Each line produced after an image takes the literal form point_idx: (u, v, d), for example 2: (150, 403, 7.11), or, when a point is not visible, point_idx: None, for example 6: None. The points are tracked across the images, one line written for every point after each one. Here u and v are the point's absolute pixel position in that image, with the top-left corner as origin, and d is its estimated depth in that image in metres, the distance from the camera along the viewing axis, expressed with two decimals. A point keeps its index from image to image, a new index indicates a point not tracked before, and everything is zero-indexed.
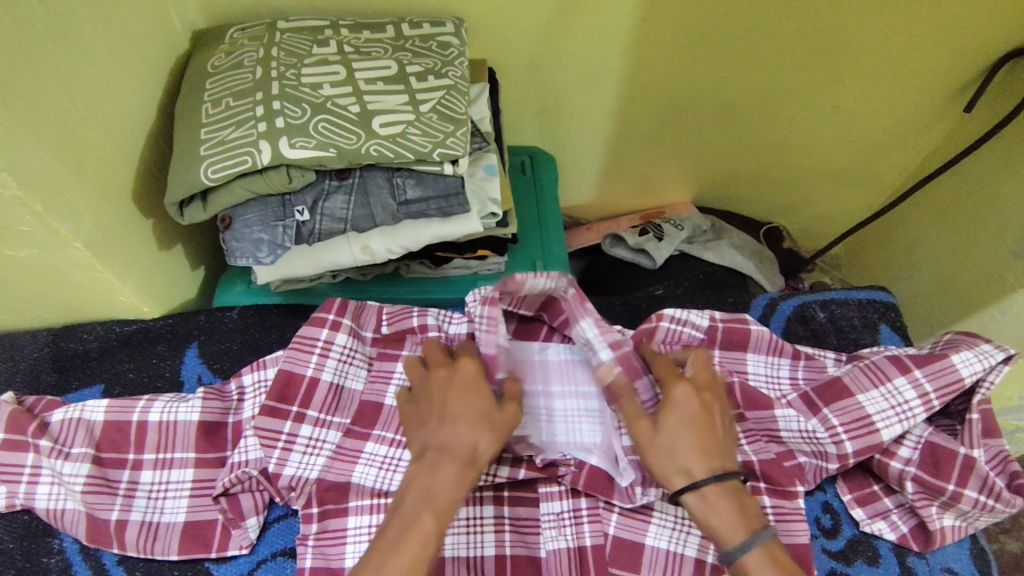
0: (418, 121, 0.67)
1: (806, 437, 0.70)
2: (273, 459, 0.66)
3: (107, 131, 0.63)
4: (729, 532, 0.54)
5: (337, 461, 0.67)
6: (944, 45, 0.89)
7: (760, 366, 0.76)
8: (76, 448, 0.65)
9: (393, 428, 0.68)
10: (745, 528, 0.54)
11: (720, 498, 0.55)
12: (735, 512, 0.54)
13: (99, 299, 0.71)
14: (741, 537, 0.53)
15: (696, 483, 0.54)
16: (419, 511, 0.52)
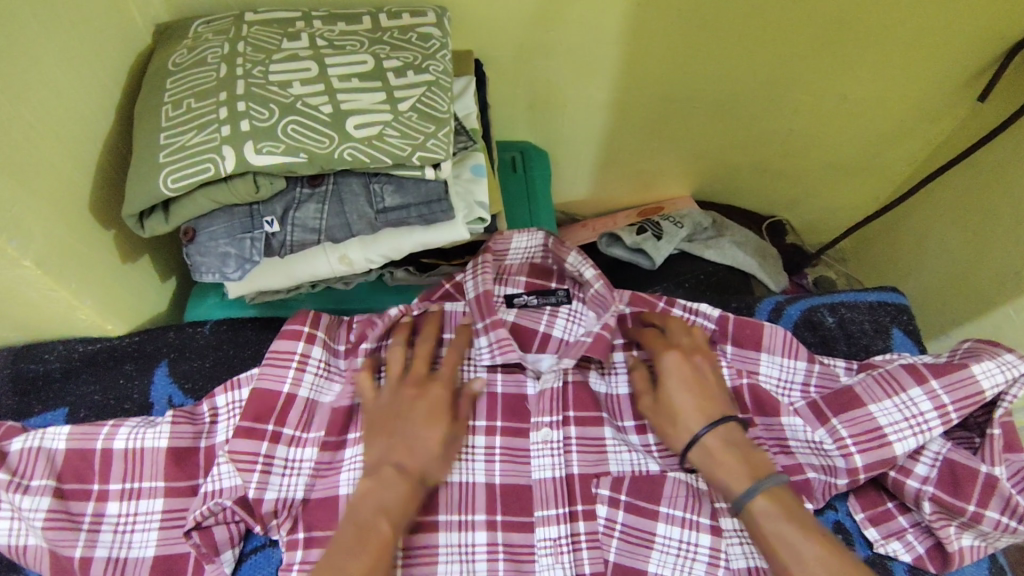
0: (396, 122, 0.62)
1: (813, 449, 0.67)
2: (253, 485, 0.61)
3: (56, 137, 0.58)
4: (732, 482, 0.58)
5: (320, 478, 0.63)
6: (960, 29, 0.84)
7: (773, 370, 0.72)
8: (35, 481, 0.61)
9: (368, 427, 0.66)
10: (749, 476, 0.58)
11: (720, 451, 0.60)
12: (742, 461, 0.59)
13: (57, 318, 0.66)
14: (745, 484, 0.58)
15: (694, 438, 0.60)
16: (376, 519, 0.54)
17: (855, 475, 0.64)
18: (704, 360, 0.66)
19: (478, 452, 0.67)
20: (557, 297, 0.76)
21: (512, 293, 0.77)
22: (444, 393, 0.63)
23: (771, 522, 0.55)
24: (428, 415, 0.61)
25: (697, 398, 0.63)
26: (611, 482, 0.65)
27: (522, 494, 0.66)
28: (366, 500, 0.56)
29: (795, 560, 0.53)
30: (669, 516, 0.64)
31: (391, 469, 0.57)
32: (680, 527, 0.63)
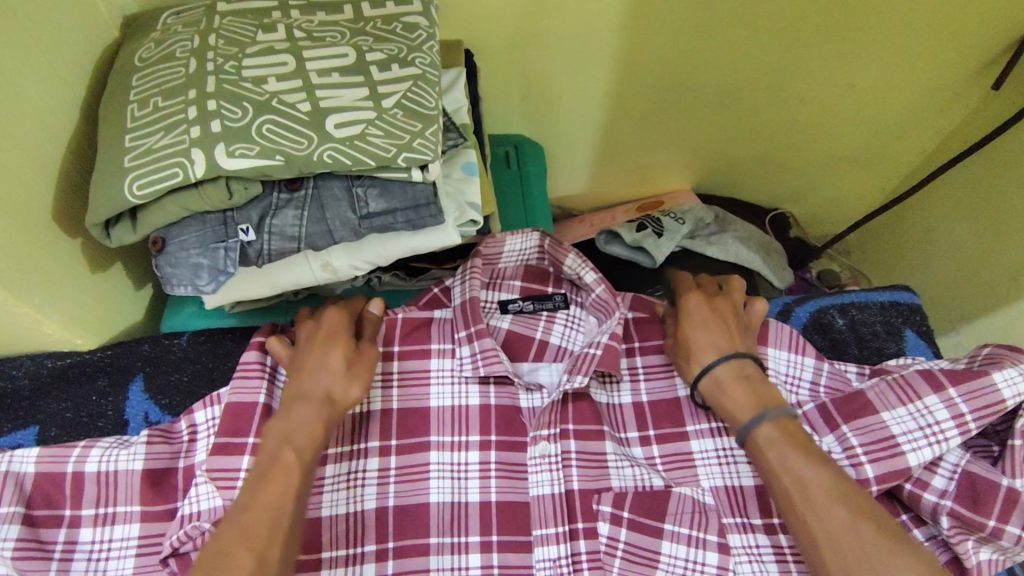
0: (380, 120, 0.57)
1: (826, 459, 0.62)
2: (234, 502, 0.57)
3: (12, 143, 0.54)
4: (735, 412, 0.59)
5: None
6: (978, 12, 0.79)
7: (781, 365, 0.69)
8: (2, 507, 0.56)
9: (348, 440, 0.64)
10: (752, 406, 0.58)
11: (728, 383, 0.61)
12: (751, 392, 0.60)
13: (22, 334, 0.61)
14: (751, 414, 0.58)
15: (705, 369, 0.62)
16: (279, 449, 0.53)
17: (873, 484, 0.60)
18: (727, 301, 0.67)
19: (471, 468, 0.64)
20: (554, 303, 0.73)
21: (507, 299, 0.73)
22: (336, 316, 0.61)
23: (776, 449, 0.55)
24: (323, 343, 0.59)
25: (713, 334, 0.63)
26: (612, 498, 0.62)
27: (519, 512, 0.62)
28: (271, 432, 0.54)
29: (799, 487, 0.53)
30: (674, 534, 0.61)
31: (295, 395, 0.56)
32: (686, 545, 0.60)
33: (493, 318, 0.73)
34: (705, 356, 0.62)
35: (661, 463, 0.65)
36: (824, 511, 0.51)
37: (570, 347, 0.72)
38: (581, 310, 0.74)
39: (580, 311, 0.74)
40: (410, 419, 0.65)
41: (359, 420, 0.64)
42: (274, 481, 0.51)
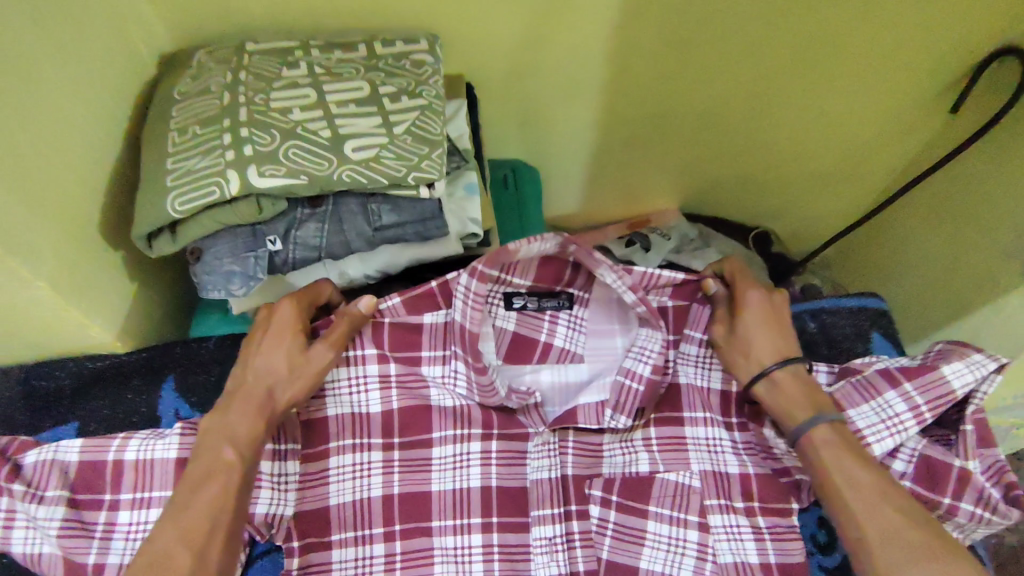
0: (391, 144, 0.65)
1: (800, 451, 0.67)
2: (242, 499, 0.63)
3: (69, 165, 0.61)
4: (793, 412, 0.63)
5: (309, 489, 0.67)
6: (929, 46, 0.87)
7: None
8: (50, 491, 0.62)
9: (350, 435, 0.69)
10: (808, 408, 0.63)
11: (785, 382, 0.65)
12: (808, 394, 0.64)
13: (69, 337, 0.68)
14: (807, 415, 0.62)
15: (766, 369, 0.65)
16: (219, 449, 0.58)
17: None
18: (782, 299, 0.70)
19: (473, 457, 0.71)
20: (559, 301, 0.71)
21: (512, 292, 0.70)
22: (287, 309, 0.64)
23: (829, 449, 0.60)
24: (274, 338, 0.63)
25: (771, 334, 0.67)
26: (602, 484, 0.69)
27: (517, 495, 0.70)
28: (208, 433, 0.59)
29: (849, 486, 0.58)
30: (658, 515, 0.67)
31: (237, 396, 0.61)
32: (668, 524, 0.67)
33: (495, 317, 0.71)
34: (765, 356, 0.66)
35: (657, 446, 0.70)
36: (873, 510, 0.56)
37: (574, 349, 0.72)
38: (587, 310, 0.71)
39: (584, 311, 0.72)
40: (411, 416, 0.71)
41: (359, 419, 0.70)
42: (210, 485, 0.56)
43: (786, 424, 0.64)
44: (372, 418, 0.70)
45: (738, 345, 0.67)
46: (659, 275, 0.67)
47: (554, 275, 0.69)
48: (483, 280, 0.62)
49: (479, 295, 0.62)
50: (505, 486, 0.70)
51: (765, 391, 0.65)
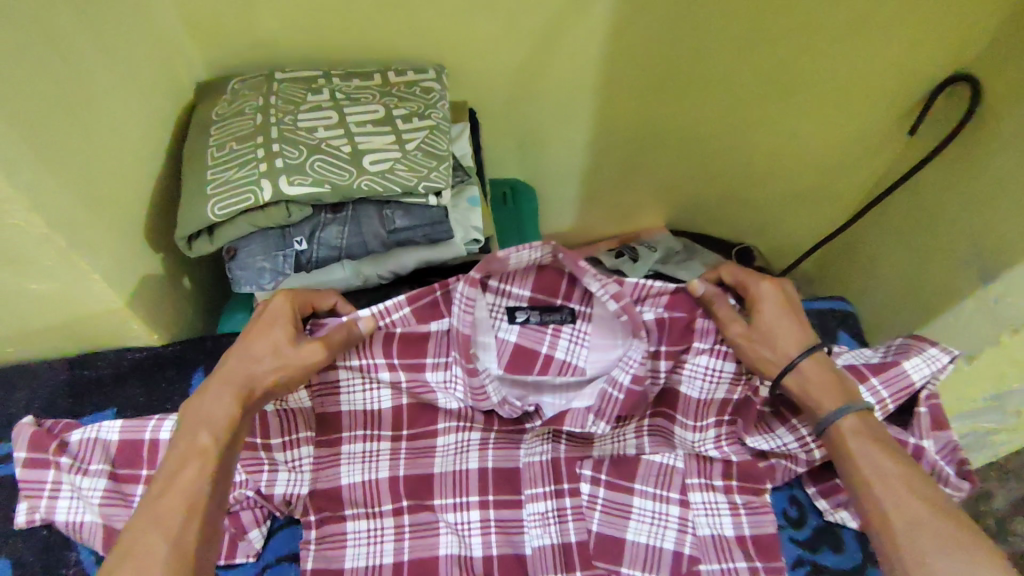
0: (404, 158, 0.74)
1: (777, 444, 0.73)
2: (264, 480, 0.71)
3: (123, 174, 0.70)
4: (822, 404, 0.66)
5: (321, 470, 0.74)
6: (882, 74, 0.98)
7: None
8: (94, 465, 0.69)
9: (361, 426, 0.75)
10: (837, 398, 0.66)
11: (814, 374, 0.68)
12: (836, 384, 0.67)
13: (112, 329, 0.76)
14: (837, 405, 0.66)
15: (795, 359, 0.68)
16: (197, 432, 0.62)
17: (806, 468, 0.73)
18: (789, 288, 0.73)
19: (473, 443, 0.77)
20: (562, 316, 0.75)
21: (514, 306, 0.75)
22: (281, 302, 0.68)
23: (859, 440, 0.64)
24: (263, 325, 0.67)
25: (791, 324, 0.70)
26: (592, 463, 0.76)
27: (512, 476, 0.76)
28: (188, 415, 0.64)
29: (876, 475, 0.61)
30: (643, 492, 0.75)
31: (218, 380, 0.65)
32: (652, 500, 0.75)
33: (499, 328, 0.76)
34: (791, 347, 0.68)
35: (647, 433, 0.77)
36: (901, 500, 0.59)
37: (574, 362, 0.77)
38: (589, 325, 0.76)
39: (587, 326, 0.76)
40: (419, 411, 0.77)
41: (370, 415, 0.75)
42: (188, 470, 0.60)
43: (816, 414, 0.66)
44: (380, 415, 0.76)
45: (762, 342, 0.68)
46: (652, 285, 0.70)
47: (552, 288, 0.74)
48: (476, 286, 0.67)
49: (470, 301, 0.67)
50: (501, 467, 0.76)
51: (794, 380, 0.68)
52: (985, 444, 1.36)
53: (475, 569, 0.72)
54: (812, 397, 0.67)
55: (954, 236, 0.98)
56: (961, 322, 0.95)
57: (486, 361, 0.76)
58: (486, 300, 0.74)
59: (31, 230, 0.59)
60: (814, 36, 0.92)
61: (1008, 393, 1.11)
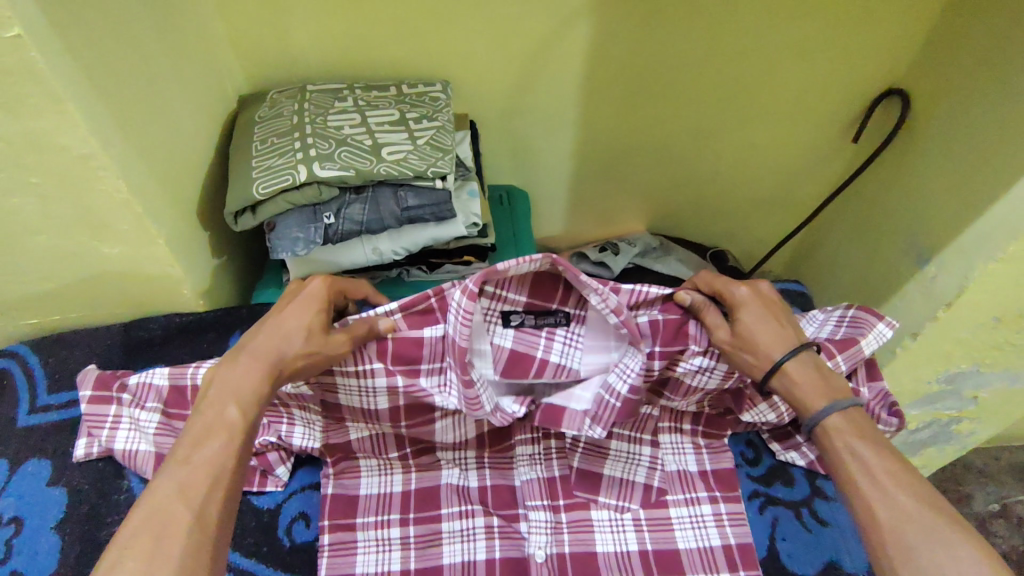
0: (415, 151, 0.89)
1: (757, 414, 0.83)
2: (283, 431, 0.79)
3: (185, 159, 0.85)
4: (810, 404, 0.68)
5: (333, 427, 0.81)
6: (824, 89, 1.14)
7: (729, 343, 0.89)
8: (149, 403, 0.81)
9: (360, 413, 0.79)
10: (824, 398, 0.68)
11: (801, 376, 0.70)
12: (823, 385, 0.69)
13: (164, 293, 0.89)
14: (822, 404, 0.67)
15: (777, 362, 0.70)
16: (225, 405, 0.64)
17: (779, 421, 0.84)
18: (769, 294, 0.77)
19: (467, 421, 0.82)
20: (556, 319, 0.79)
21: (511, 310, 0.78)
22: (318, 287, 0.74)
23: (841, 436, 0.66)
24: (300, 306, 0.72)
25: (772, 326, 0.73)
26: None
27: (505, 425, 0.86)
28: (220, 386, 0.65)
29: (861, 471, 0.63)
30: (619, 435, 0.83)
31: (248, 352, 0.68)
32: (627, 441, 0.83)
33: (495, 331, 0.79)
34: (776, 349, 0.71)
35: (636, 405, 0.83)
36: (892, 497, 0.60)
37: (569, 363, 0.80)
38: (581, 327, 0.80)
39: (580, 327, 0.80)
40: (415, 405, 0.79)
41: (368, 411, 0.79)
42: (213, 439, 0.61)
43: (804, 413, 0.68)
44: (379, 411, 0.79)
45: (745, 344, 0.72)
46: (647, 292, 0.76)
47: (546, 294, 0.79)
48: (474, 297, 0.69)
49: (469, 313, 0.69)
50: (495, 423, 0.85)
51: (779, 380, 0.71)
52: (950, 434, 1.46)
53: (471, 495, 0.82)
54: (797, 400, 0.70)
55: (892, 229, 1.12)
56: (905, 304, 1.08)
57: (483, 368, 0.78)
58: (483, 306, 0.77)
59: (115, 194, 0.73)
60: (763, 56, 1.08)
61: (957, 375, 1.22)
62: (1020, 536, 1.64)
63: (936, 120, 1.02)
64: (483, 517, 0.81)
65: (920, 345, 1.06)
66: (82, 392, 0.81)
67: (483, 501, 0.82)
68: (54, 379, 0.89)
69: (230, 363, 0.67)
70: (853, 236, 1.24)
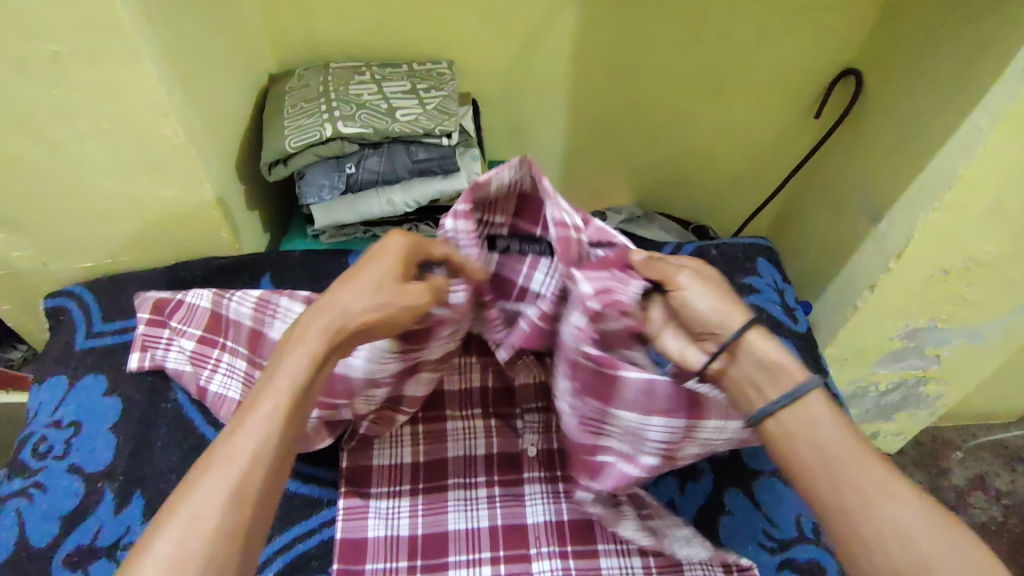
0: (424, 114, 1.02)
1: (640, 427, 0.73)
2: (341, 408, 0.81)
3: (226, 118, 0.99)
4: (791, 370, 0.66)
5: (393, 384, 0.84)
6: (787, 71, 1.28)
7: None
8: (189, 329, 0.94)
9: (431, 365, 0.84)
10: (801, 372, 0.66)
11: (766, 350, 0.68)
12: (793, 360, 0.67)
13: (206, 236, 1.03)
14: (798, 382, 0.65)
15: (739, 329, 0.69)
16: (284, 377, 0.62)
17: (643, 473, 0.77)
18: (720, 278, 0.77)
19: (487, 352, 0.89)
20: (541, 247, 0.82)
21: (497, 234, 0.83)
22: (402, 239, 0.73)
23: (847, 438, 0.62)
24: (378, 258, 0.71)
25: (725, 296, 0.73)
26: None
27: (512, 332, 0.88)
28: (283, 351, 0.65)
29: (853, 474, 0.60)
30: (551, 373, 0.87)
31: (328, 313, 0.67)
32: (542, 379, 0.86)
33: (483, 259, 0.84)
34: (737, 320, 0.70)
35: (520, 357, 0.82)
36: (892, 506, 0.57)
37: None
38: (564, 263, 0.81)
39: None
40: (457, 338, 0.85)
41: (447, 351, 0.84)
42: (257, 413, 0.60)
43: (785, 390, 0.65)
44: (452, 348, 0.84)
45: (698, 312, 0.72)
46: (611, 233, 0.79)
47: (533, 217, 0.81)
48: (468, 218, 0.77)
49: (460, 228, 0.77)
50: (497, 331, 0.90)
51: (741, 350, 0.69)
52: (921, 398, 1.47)
53: (473, 399, 0.92)
54: (774, 375, 0.66)
55: (853, 195, 1.25)
56: (864, 260, 1.19)
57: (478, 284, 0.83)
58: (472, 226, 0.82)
59: (174, 139, 0.87)
60: (730, 40, 1.22)
61: (919, 328, 1.25)
62: (999, 507, 1.65)
63: (885, 93, 1.16)
64: (482, 418, 0.91)
65: (877, 296, 1.18)
66: (139, 315, 0.96)
67: (483, 403, 0.92)
68: (108, 311, 1.02)
69: (293, 335, 0.65)
70: (820, 204, 1.37)
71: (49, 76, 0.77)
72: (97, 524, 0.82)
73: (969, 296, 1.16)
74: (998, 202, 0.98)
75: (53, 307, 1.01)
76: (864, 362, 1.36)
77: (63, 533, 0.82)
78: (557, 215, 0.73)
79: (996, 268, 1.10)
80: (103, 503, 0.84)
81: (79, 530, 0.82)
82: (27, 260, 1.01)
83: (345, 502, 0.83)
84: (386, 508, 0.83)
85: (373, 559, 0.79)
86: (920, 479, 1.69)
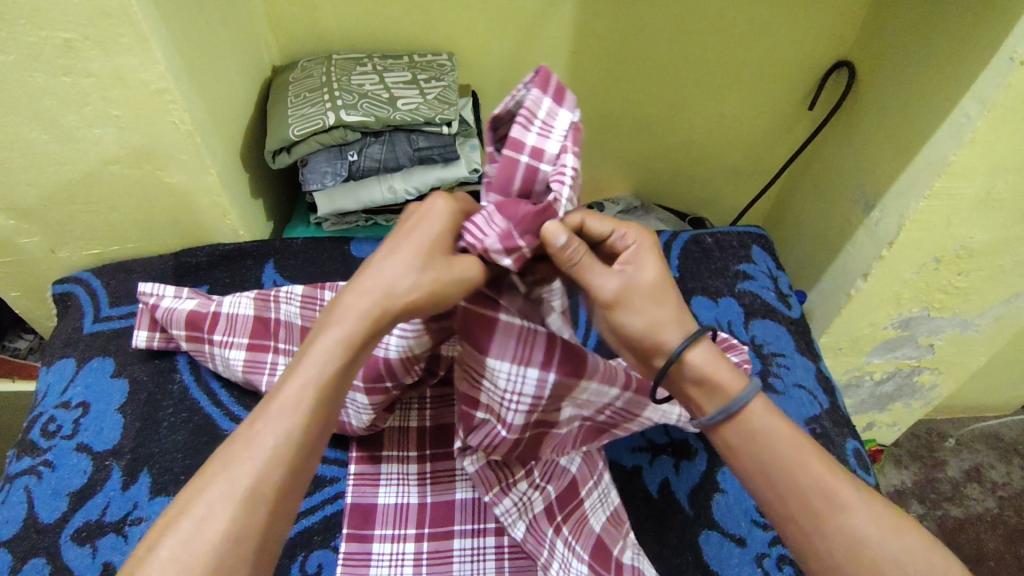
0: (425, 103, 1.05)
1: (513, 380, 0.70)
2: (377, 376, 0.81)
3: (231, 107, 1.01)
4: (730, 385, 0.66)
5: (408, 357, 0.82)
6: (782, 64, 1.30)
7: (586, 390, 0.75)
8: (237, 336, 0.94)
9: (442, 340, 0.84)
10: (735, 387, 0.66)
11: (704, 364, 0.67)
12: (727, 368, 0.67)
13: (211, 224, 1.05)
14: (728, 399, 0.65)
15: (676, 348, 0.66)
16: (330, 353, 0.60)
17: (509, 434, 0.73)
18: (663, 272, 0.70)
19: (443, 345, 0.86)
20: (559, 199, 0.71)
21: None
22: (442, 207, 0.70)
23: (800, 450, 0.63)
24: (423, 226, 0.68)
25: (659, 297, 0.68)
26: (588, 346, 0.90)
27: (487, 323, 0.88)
28: (324, 320, 0.63)
29: (812, 492, 0.62)
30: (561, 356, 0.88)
31: (365, 281, 0.64)
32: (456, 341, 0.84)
33: None
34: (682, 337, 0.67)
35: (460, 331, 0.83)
36: (846, 521, 0.61)
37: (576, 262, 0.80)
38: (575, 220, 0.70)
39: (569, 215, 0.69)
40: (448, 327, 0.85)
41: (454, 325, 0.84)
42: (280, 400, 0.57)
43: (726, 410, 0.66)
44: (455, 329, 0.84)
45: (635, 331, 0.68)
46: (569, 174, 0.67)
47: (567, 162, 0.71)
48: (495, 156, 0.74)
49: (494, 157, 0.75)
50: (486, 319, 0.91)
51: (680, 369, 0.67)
52: (915, 388, 1.48)
53: None
54: (715, 388, 0.66)
55: (846, 186, 1.27)
56: (857, 249, 1.21)
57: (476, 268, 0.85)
58: None
59: (180, 126, 0.89)
60: (725, 32, 1.25)
61: (912, 318, 1.27)
62: (994, 498, 1.66)
63: (878, 84, 1.18)
64: None
65: (869, 284, 1.20)
66: (175, 332, 0.94)
67: None
68: (115, 296, 1.04)
69: (332, 305, 0.63)
70: (814, 195, 1.39)
71: (60, 63, 0.80)
72: (105, 501, 0.84)
73: (961, 284, 1.17)
74: (987, 189, 1.00)
75: (61, 292, 1.04)
76: (859, 351, 1.38)
77: (70, 510, 0.83)
78: (527, 110, 0.68)
79: (986, 256, 1.12)
80: (110, 481, 0.86)
81: (87, 506, 0.84)
82: (36, 247, 1.03)
83: (356, 468, 0.86)
84: (396, 475, 0.86)
85: (382, 524, 0.82)
86: (916, 470, 1.71)
